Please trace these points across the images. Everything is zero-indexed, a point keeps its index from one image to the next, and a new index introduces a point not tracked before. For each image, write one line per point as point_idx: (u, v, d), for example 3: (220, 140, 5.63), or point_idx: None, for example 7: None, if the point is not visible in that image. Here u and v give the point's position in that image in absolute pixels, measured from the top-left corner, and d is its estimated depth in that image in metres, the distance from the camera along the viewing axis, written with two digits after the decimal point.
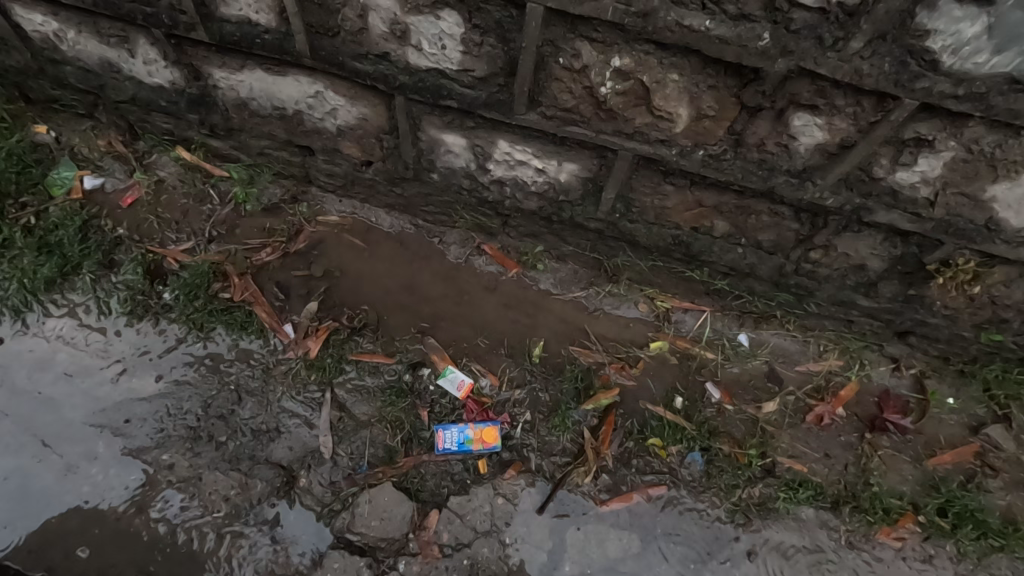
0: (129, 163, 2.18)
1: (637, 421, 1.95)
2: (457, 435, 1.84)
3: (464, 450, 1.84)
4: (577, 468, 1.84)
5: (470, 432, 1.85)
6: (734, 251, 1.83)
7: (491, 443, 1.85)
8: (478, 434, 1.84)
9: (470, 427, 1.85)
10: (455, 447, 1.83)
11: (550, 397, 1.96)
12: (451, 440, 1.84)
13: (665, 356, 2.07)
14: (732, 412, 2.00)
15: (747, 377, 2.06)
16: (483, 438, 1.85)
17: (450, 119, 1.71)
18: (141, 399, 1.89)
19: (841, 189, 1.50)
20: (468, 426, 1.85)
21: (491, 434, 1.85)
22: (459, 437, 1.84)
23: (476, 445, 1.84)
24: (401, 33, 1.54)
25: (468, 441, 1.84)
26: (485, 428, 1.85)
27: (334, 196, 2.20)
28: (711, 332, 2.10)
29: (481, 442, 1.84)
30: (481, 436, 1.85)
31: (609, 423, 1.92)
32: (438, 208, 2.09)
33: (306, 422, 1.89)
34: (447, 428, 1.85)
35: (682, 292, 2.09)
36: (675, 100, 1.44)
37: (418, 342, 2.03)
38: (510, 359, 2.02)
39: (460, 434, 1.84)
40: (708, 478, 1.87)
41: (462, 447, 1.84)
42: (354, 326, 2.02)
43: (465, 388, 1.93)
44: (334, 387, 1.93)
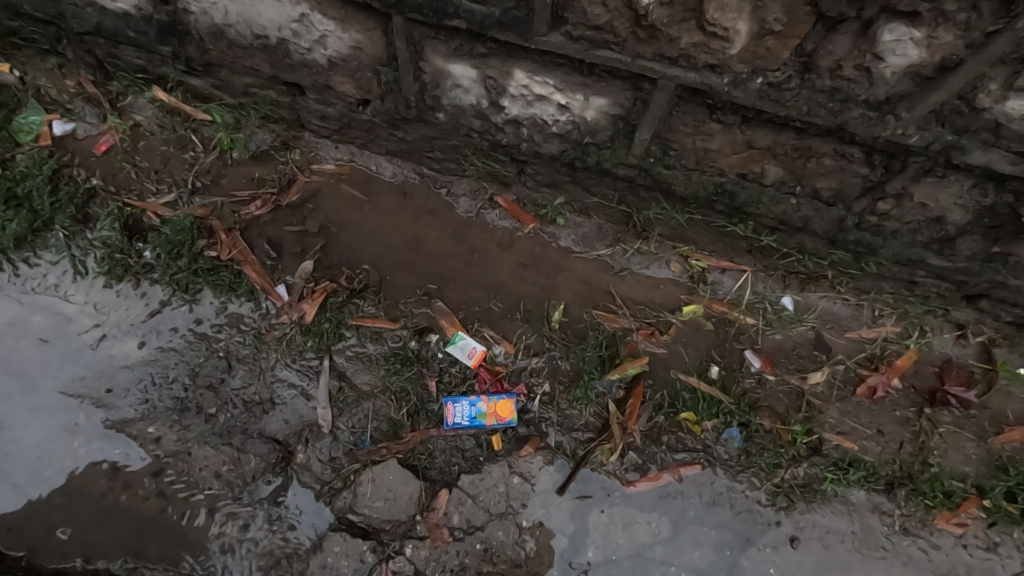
0: (102, 106, 1.95)
1: (668, 394, 1.75)
2: (469, 410, 1.65)
3: (476, 426, 1.66)
4: (602, 445, 1.66)
5: (483, 405, 1.66)
6: (786, 202, 1.58)
7: (506, 417, 1.67)
8: (491, 408, 1.66)
9: (483, 401, 1.66)
10: (466, 422, 1.65)
11: (572, 366, 1.76)
12: (462, 415, 1.65)
13: (700, 321, 1.86)
14: (774, 383, 1.79)
15: (791, 345, 1.85)
16: (498, 412, 1.66)
17: (457, 45, 1.46)
18: (124, 368, 1.73)
19: (931, 123, 1.24)
20: (481, 399, 1.66)
21: (506, 408, 1.66)
22: (471, 411, 1.65)
23: (490, 420, 1.66)
24: None
25: (481, 415, 1.65)
26: (499, 401, 1.66)
27: (330, 141, 1.97)
28: (752, 294, 1.88)
29: (496, 417, 1.66)
30: (495, 411, 1.66)
31: (637, 396, 1.72)
32: (445, 154, 1.86)
33: (303, 393, 1.72)
34: (456, 402, 1.66)
35: (720, 250, 1.87)
36: (733, 12, 1.17)
37: (425, 305, 1.83)
38: (526, 325, 1.82)
39: (471, 408, 1.65)
40: (747, 457, 1.68)
41: (475, 422, 1.65)
42: (353, 287, 1.82)
43: (477, 356, 1.74)
44: (333, 355, 1.75)
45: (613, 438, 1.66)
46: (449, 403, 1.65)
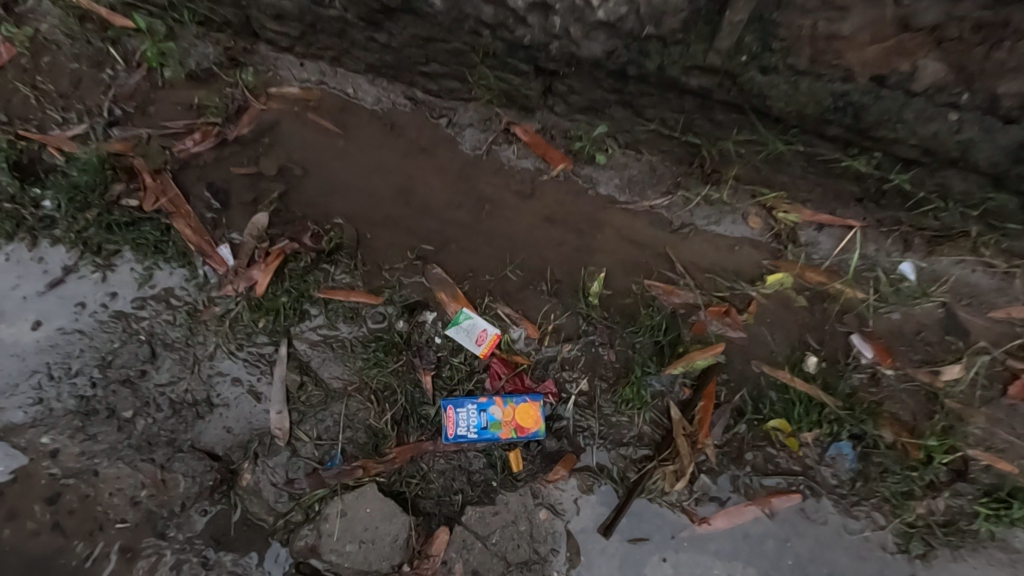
0: None
1: (750, 394, 1.28)
2: (477, 418, 1.18)
3: (489, 440, 1.18)
4: (663, 467, 1.19)
5: (497, 411, 1.19)
6: (939, 119, 1.08)
7: (531, 429, 1.20)
8: (509, 416, 1.18)
9: (497, 405, 1.19)
10: (474, 435, 1.17)
11: (617, 355, 1.29)
12: (467, 426, 1.17)
13: (790, 295, 1.39)
14: (893, 379, 1.31)
15: (913, 328, 1.36)
16: (519, 423, 1.19)
17: None
18: (13, 356, 1.29)
19: None
20: (493, 403, 1.19)
21: (531, 416, 1.19)
22: (481, 421, 1.17)
23: (507, 432, 1.18)
24: None
25: (495, 425, 1.18)
26: (520, 406, 1.19)
27: (292, 56, 1.47)
28: (860, 259, 1.39)
29: (516, 428, 1.19)
30: (515, 419, 1.19)
31: (709, 397, 1.25)
32: (445, 68, 1.35)
33: (253, 393, 1.27)
34: (459, 408, 1.18)
35: (819, 199, 1.37)
36: None
37: (418, 273, 1.36)
38: (554, 301, 1.35)
39: (482, 415, 1.18)
40: (866, 484, 1.22)
41: (486, 436, 1.18)
42: (321, 250, 1.34)
43: (488, 342, 1.27)
44: (292, 340, 1.30)
45: (678, 458, 1.19)
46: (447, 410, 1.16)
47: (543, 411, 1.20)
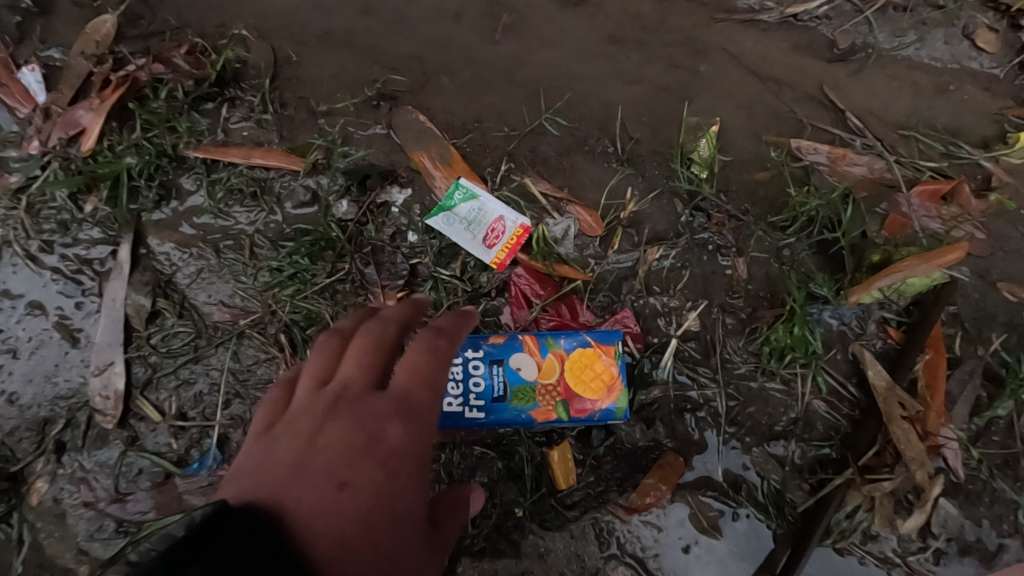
0: None
1: (1011, 343, 0.67)
2: (487, 382, 0.57)
3: (507, 425, 0.58)
4: (871, 485, 0.61)
5: (526, 366, 0.58)
6: None
7: (594, 402, 0.59)
8: (551, 376, 0.58)
9: (526, 352, 0.58)
10: (479, 416, 0.57)
11: (752, 270, 0.68)
12: (466, 399, 0.57)
13: None
14: None
15: None
16: (569, 387, 0.58)
17: None
18: None
19: None
20: (520, 348, 0.59)
21: (598, 376, 0.59)
22: (494, 386, 0.57)
23: (544, 408, 0.58)
24: None
25: (523, 396, 0.58)
26: (574, 354, 0.59)
27: None
28: None
29: (564, 400, 0.58)
30: (563, 381, 0.58)
31: (938, 347, 0.65)
32: None
33: (63, 330, 0.68)
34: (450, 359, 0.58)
35: None
36: None
37: (381, 124, 0.75)
38: (631, 174, 0.73)
39: (497, 376, 0.58)
40: None
41: (502, 417, 0.58)
42: (204, 78, 0.74)
43: (508, 240, 0.68)
44: (144, 236, 0.70)
45: (904, 468, 0.61)
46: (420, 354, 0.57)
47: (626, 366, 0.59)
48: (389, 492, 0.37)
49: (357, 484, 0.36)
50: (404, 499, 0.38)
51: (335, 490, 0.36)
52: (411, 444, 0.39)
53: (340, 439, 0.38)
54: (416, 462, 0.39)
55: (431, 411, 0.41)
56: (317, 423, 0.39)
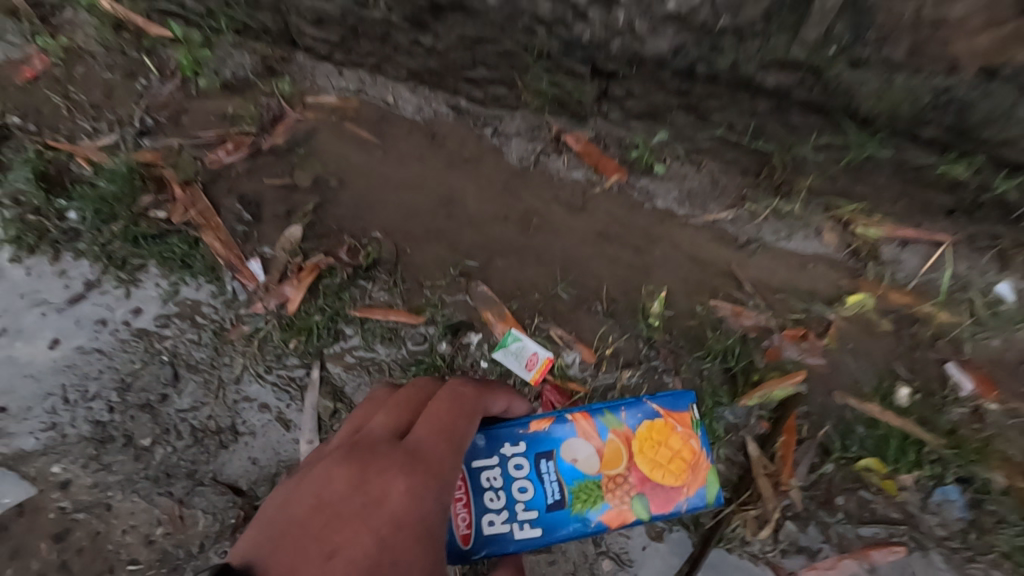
0: (26, 22, 1.42)
1: (837, 430, 1.13)
2: (535, 491, 0.87)
3: (557, 515, 0.87)
4: (743, 514, 1.07)
5: (585, 464, 0.88)
6: None
7: (665, 481, 0.89)
8: (620, 462, 0.89)
9: (588, 442, 0.89)
10: (529, 513, 0.87)
11: (683, 383, 1.17)
12: (513, 513, 0.86)
13: (870, 318, 1.24)
14: (999, 416, 1.16)
15: (1016, 357, 1.22)
16: (646, 470, 0.89)
17: None
18: (26, 376, 1.20)
19: None
20: (577, 440, 0.90)
21: (643, 447, 0.90)
22: (540, 493, 0.87)
23: (615, 498, 0.88)
24: None
25: (585, 488, 0.88)
26: (638, 431, 0.91)
27: (331, 64, 1.40)
28: (951, 278, 1.25)
29: (641, 485, 0.88)
30: (631, 463, 0.89)
31: (791, 432, 1.12)
32: (491, 72, 1.26)
33: (281, 420, 1.17)
34: (490, 459, 0.88)
35: (904, 212, 1.23)
36: None
37: (462, 291, 1.25)
38: (612, 323, 1.23)
39: (549, 483, 0.88)
40: (976, 535, 1.07)
41: (545, 506, 0.87)
42: (358, 265, 1.24)
43: (539, 366, 1.18)
44: (325, 363, 1.19)
45: (762, 503, 1.08)
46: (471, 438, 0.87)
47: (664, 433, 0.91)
48: (376, 545, 0.63)
49: (346, 549, 0.61)
50: (391, 549, 0.63)
51: (332, 553, 0.60)
52: (401, 505, 0.67)
53: (350, 503, 0.66)
54: (403, 519, 0.66)
55: (417, 477, 0.70)
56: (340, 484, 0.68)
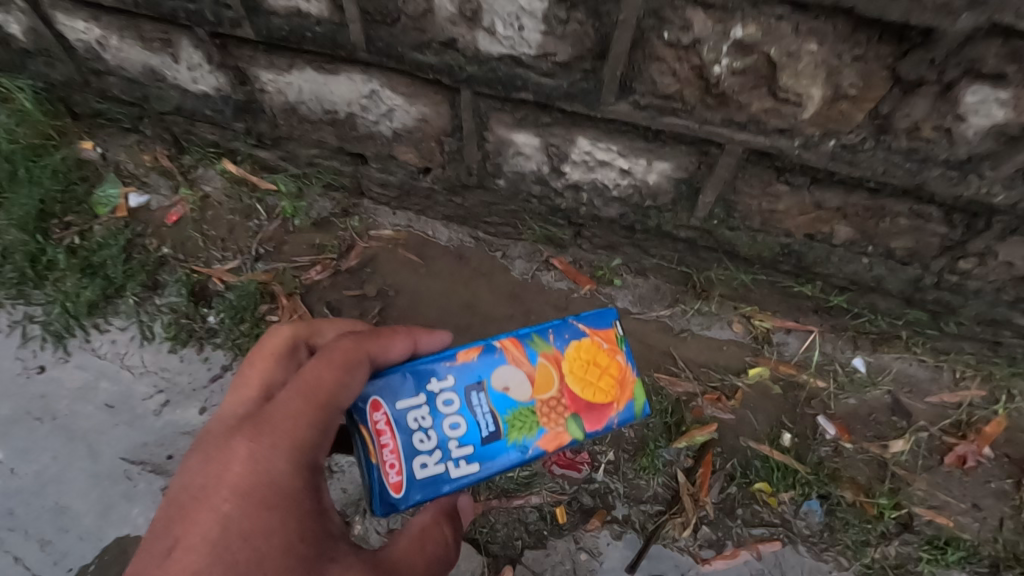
0: (174, 179, 2.07)
1: (740, 463, 1.67)
2: (465, 428, 1.09)
3: (493, 445, 1.09)
4: (673, 519, 1.59)
5: (518, 394, 1.11)
6: (858, 261, 1.54)
7: (594, 398, 1.13)
8: (550, 383, 1.12)
9: (521, 371, 1.12)
10: (461, 448, 1.08)
11: (636, 433, 1.67)
12: (441, 452, 1.08)
13: (767, 386, 1.77)
14: (852, 452, 1.69)
15: (867, 411, 1.74)
16: (574, 353, 1.15)
17: (522, 116, 1.45)
18: (186, 433, 1.77)
19: (1017, 182, 1.19)
20: (510, 370, 1.12)
21: (582, 373, 1.14)
22: (465, 427, 1.09)
23: (552, 422, 1.11)
24: (472, 13, 1.23)
25: (514, 417, 1.10)
26: (565, 350, 1.15)
27: (388, 208, 1.99)
28: (821, 355, 1.79)
29: (574, 406, 1.12)
30: (561, 385, 1.13)
31: (707, 465, 1.65)
32: (502, 218, 1.86)
33: None
34: (416, 400, 1.09)
35: (785, 311, 1.79)
36: (808, 79, 1.12)
37: None
38: None
39: (477, 417, 1.10)
40: (831, 533, 1.59)
41: (479, 440, 1.09)
42: None
43: None
44: None
45: (685, 512, 1.60)
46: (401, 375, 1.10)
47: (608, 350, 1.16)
48: (235, 500, 0.91)
49: (213, 511, 0.91)
50: (248, 498, 0.92)
51: (201, 518, 0.91)
52: (248, 464, 0.94)
53: (211, 474, 0.94)
54: (254, 474, 0.93)
55: (258, 435, 0.96)
56: (205, 462, 0.96)
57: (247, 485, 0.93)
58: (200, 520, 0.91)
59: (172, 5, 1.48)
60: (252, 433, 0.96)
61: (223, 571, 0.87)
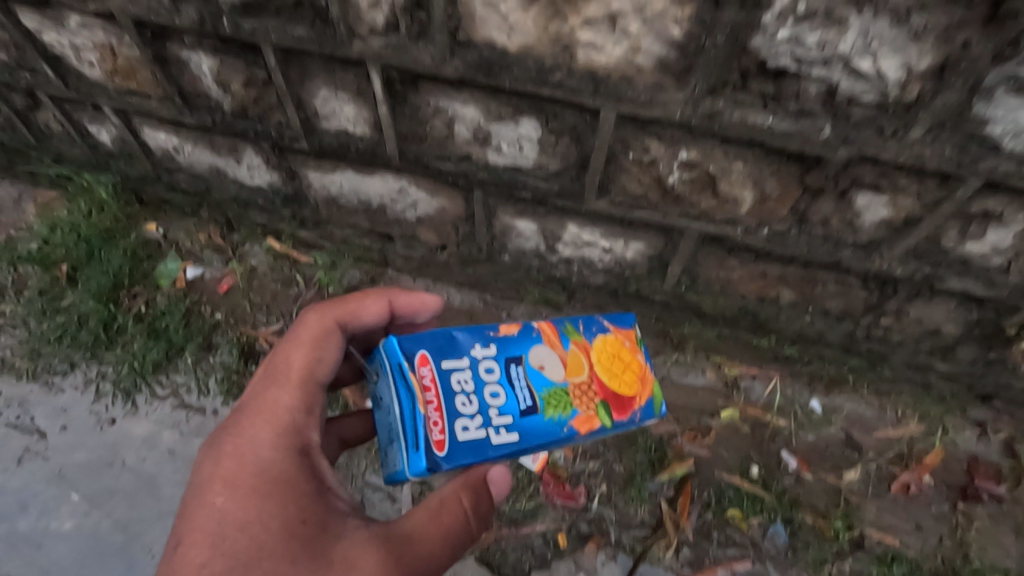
0: (225, 254, 2.40)
1: (715, 492, 1.94)
2: (507, 398, 1.16)
3: (529, 419, 1.16)
4: (658, 542, 1.86)
5: (555, 373, 1.21)
6: (801, 318, 1.87)
7: (622, 392, 1.25)
8: (581, 369, 1.23)
9: (556, 354, 1.23)
10: (503, 417, 1.15)
11: (625, 467, 1.96)
12: (485, 416, 1.14)
13: (737, 425, 2.05)
14: (812, 481, 1.96)
15: (824, 445, 2.02)
16: (602, 355, 1.28)
17: (523, 208, 1.81)
18: None
19: (909, 259, 1.52)
20: (545, 351, 1.23)
21: (611, 365, 1.27)
22: (510, 397, 1.17)
23: (583, 404, 1.20)
24: (483, 137, 1.58)
25: (553, 395, 1.19)
26: (593, 343, 1.28)
27: (409, 275, 2.33)
28: (782, 398, 2.08)
29: (603, 393, 1.23)
30: (591, 372, 1.24)
31: (687, 494, 1.92)
32: (506, 284, 2.20)
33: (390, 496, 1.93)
34: (461, 364, 1.17)
35: (749, 359, 2.10)
36: (739, 186, 1.48)
37: None
38: None
39: (522, 390, 1.18)
40: (794, 552, 1.86)
41: (518, 411, 1.16)
42: None
43: (541, 460, 1.90)
44: None
45: (666, 535, 1.87)
46: (449, 342, 1.18)
47: (631, 346, 1.31)
48: (230, 488, 1.08)
49: (215, 502, 1.08)
50: (240, 484, 1.08)
51: (207, 509, 1.07)
52: (237, 455, 1.12)
53: (209, 470, 1.12)
54: (243, 463, 1.10)
55: (243, 426, 1.15)
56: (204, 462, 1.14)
57: (239, 473, 1.09)
58: (204, 514, 1.07)
59: (243, 125, 1.82)
60: (239, 428, 1.14)
61: (232, 551, 1.03)
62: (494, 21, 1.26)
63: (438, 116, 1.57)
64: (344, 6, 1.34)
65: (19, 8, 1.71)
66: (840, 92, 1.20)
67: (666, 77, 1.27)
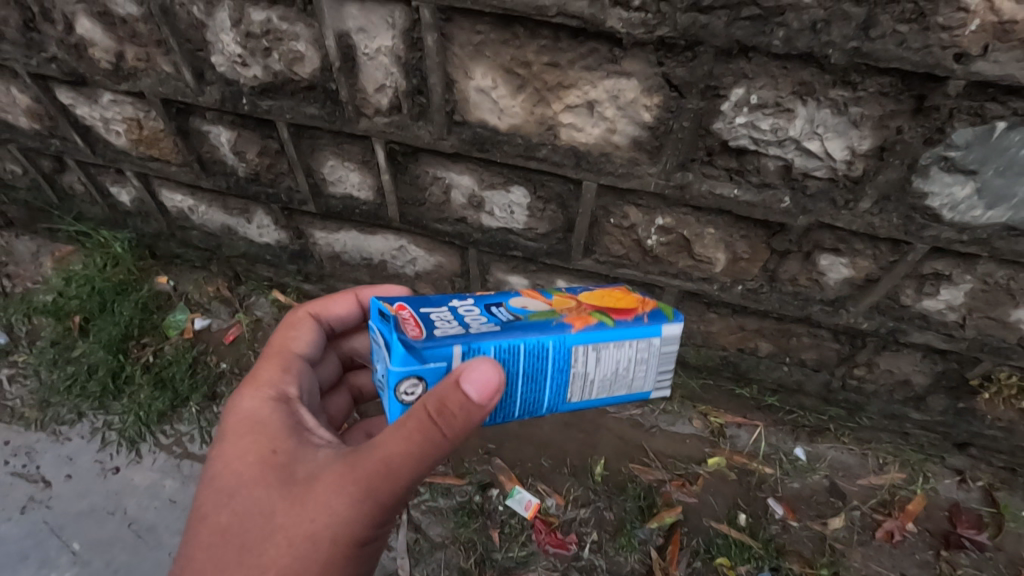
0: (232, 305, 2.50)
1: (703, 540, 1.98)
2: (491, 316, 1.04)
3: (518, 325, 1.01)
4: None
5: (539, 305, 1.09)
6: (780, 369, 1.97)
7: (622, 308, 1.11)
8: (568, 300, 1.11)
9: (537, 297, 1.12)
10: (488, 325, 1.00)
11: (614, 515, 2.02)
12: (465, 324, 1.00)
13: (724, 472, 2.11)
14: (798, 528, 2.00)
15: (809, 492, 2.08)
16: (591, 291, 1.17)
17: (515, 265, 1.93)
18: None
19: (874, 314, 1.62)
20: (525, 297, 1.12)
21: (602, 295, 1.15)
22: (492, 315, 1.04)
23: (576, 314, 1.06)
24: (477, 203, 1.72)
25: (539, 312, 1.06)
26: (576, 292, 1.17)
27: None
28: (767, 446, 2.15)
29: (597, 309, 1.10)
30: (581, 302, 1.12)
31: (675, 542, 1.96)
32: None
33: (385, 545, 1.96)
34: (438, 306, 1.05)
35: (733, 408, 2.20)
36: (713, 248, 1.61)
37: (486, 462, 2.14)
38: (573, 479, 2.10)
39: (505, 313, 1.05)
40: None
41: (503, 322, 1.02)
42: None
43: (533, 507, 2.01)
44: (411, 509, 2.03)
45: None
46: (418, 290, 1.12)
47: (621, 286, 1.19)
48: (217, 441, 1.15)
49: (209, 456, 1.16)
50: (222, 434, 1.15)
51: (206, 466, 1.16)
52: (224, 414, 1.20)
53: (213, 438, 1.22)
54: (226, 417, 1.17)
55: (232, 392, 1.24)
56: None
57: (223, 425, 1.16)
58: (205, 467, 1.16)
59: (256, 189, 1.95)
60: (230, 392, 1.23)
61: (219, 488, 1.09)
62: (486, 105, 1.41)
63: (437, 184, 1.72)
64: (353, 90, 1.49)
65: (56, 85, 1.87)
66: (796, 168, 1.34)
67: (640, 153, 1.41)
